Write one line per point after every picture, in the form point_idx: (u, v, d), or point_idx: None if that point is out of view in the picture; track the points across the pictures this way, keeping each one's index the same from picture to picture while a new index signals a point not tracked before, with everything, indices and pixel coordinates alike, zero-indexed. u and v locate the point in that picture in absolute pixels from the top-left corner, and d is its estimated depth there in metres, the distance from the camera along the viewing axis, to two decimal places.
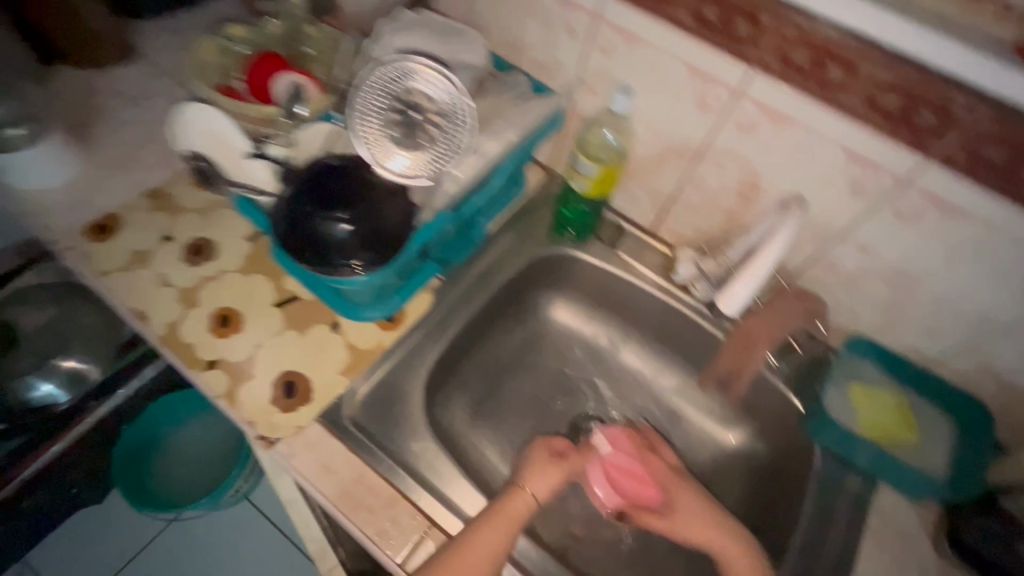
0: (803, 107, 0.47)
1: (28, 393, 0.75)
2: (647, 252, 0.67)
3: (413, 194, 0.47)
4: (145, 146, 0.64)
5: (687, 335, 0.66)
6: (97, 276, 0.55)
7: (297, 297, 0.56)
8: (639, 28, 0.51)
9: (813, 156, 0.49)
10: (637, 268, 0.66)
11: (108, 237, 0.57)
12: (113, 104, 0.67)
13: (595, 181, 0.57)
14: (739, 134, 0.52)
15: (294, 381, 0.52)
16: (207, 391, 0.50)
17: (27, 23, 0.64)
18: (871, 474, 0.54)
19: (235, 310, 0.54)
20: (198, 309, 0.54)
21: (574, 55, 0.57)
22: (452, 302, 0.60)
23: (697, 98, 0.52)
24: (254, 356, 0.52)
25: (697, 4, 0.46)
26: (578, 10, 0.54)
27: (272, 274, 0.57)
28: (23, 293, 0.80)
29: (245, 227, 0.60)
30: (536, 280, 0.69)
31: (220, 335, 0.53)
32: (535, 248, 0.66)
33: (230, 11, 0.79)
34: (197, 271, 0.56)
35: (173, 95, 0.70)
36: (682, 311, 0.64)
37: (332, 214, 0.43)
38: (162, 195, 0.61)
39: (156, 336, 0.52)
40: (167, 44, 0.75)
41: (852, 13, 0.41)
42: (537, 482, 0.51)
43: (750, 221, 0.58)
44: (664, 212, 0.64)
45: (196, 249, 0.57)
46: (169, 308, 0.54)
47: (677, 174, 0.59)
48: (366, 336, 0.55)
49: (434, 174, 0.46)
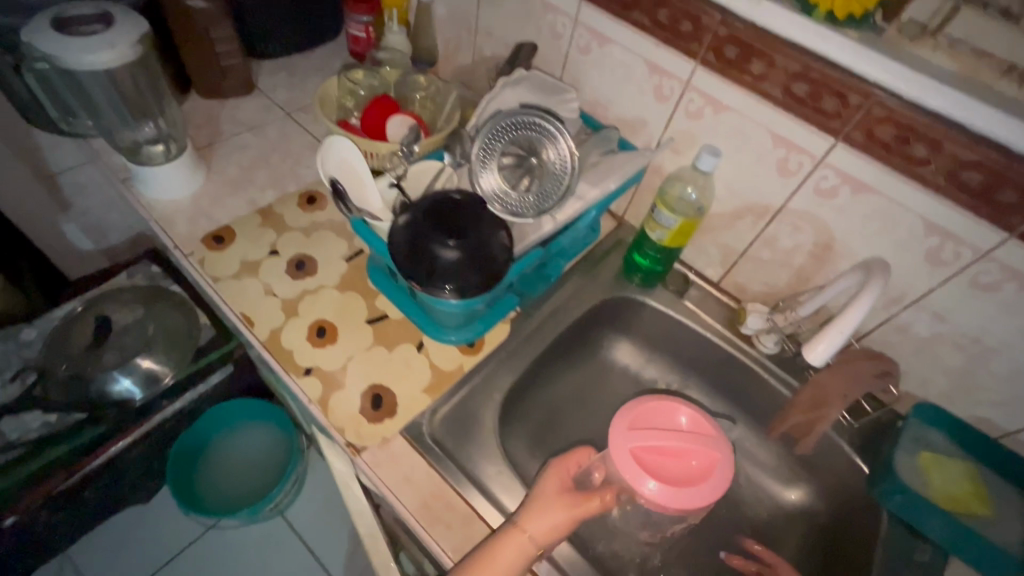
0: (884, 178, 0.50)
1: (109, 388, 0.79)
2: (712, 303, 0.70)
3: (514, 229, 0.52)
4: (259, 169, 0.71)
5: (749, 386, 0.67)
6: (211, 282, 0.60)
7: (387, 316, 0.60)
8: (728, 97, 0.56)
9: (891, 224, 0.52)
10: (702, 317, 0.69)
11: (222, 247, 0.63)
12: (234, 130, 0.75)
13: (674, 232, 0.61)
14: (817, 199, 0.55)
15: (382, 395, 0.55)
16: (302, 396, 0.54)
17: (173, 57, 0.74)
18: (943, 544, 0.53)
19: (331, 323, 0.58)
20: (298, 319, 0.58)
21: (660, 116, 0.62)
22: (527, 334, 0.63)
23: (778, 163, 0.56)
24: (346, 367, 0.56)
25: (788, 80, 0.51)
26: (669, 77, 0.59)
27: (365, 293, 0.61)
28: (119, 293, 0.88)
29: (343, 248, 0.65)
30: (602, 320, 0.72)
31: (317, 345, 0.57)
32: (605, 290, 0.69)
33: (337, 57, 0.88)
34: (299, 284, 0.61)
35: (285, 126, 0.77)
36: (747, 363, 0.66)
37: (442, 238, 0.47)
38: (272, 213, 0.67)
39: (260, 341, 0.56)
40: (281, 82, 0.83)
41: (940, 98, 0.44)
42: (537, 522, 0.46)
43: (820, 280, 0.60)
44: (732, 265, 0.67)
45: (299, 264, 0.62)
46: (273, 316, 0.58)
47: (749, 231, 0.63)
48: (448, 359, 0.58)
49: (537, 214, 0.51)
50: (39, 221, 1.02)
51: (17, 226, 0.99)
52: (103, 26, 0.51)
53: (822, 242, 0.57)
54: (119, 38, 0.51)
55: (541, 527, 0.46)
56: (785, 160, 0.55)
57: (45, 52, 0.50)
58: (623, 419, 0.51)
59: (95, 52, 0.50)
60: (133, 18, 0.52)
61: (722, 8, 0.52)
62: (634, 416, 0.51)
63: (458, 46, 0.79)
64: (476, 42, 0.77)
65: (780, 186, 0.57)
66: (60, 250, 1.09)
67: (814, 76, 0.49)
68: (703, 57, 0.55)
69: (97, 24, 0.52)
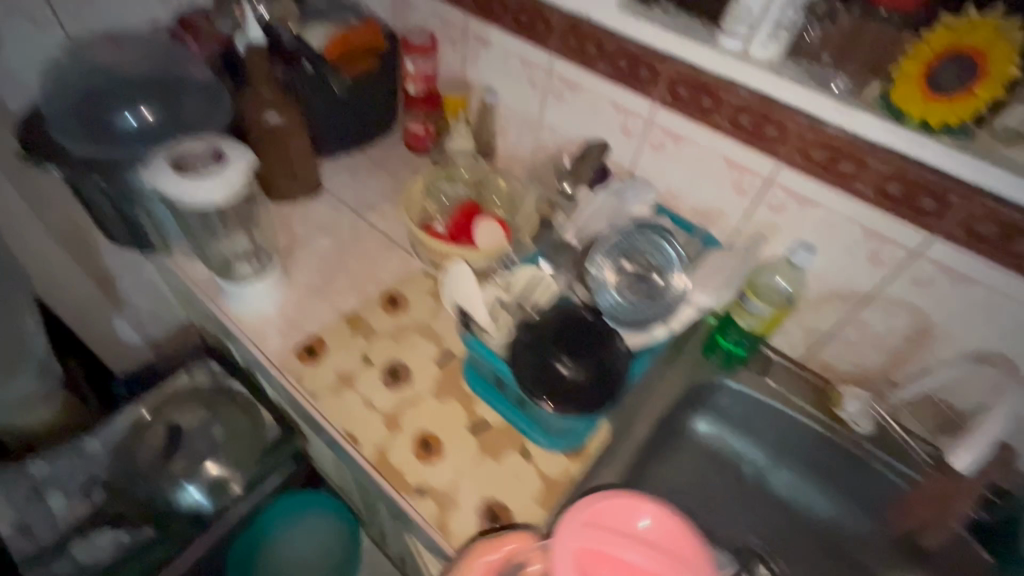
0: (987, 271, 0.51)
1: (179, 499, 0.79)
2: (799, 382, 0.69)
3: (625, 338, 0.52)
4: (338, 273, 0.72)
5: (850, 470, 0.66)
6: (310, 398, 0.60)
7: (487, 423, 0.59)
8: (813, 193, 0.57)
9: (996, 312, 0.53)
10: (792, 399, 0.68)
11: (315, 360, 0.63)
12: (308, 234, 0.77)
13: (765, 320, 0.62)
14: (913, 287, 0.56)
15: (497, 511, 0.53)
16: (418, 519, 0.53)
17: None
18: None
19: (434, 435, 0.58)
20: (402, 433, 0.58)
21: (740, 208, 0.64)
22: (625, 429, 0.63)
23: (869, 254, 0.57)
24: (458, 483, 0.55)
25: (881, 181, 0.52)
26: (751, 174, 0.61)
27: (463, 400, 0.61)
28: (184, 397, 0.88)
29: (434, 352, 0.65)
30: (690, 406, 0.70)
31: (425, 461, 0.56)
32: (690, 376, 0.69)
33: (394, 151, 0.91)
34: (397, 395, 0.61)
35: (356, 226, 0.79)
36: (846, 446, 0.65)
37: (559, 356, 0.49)
38: (358, 320, 0.67)
39: (368, 460, 0.56)
40: (345, 180, 0.86)
41: None
42: None
43: (916, 362, 0.60)
44: (817, 346, 0.67)
45: (393, 373, 0.62)
46: (376, 432, 0.58)
47: (837, 315, 0.63)
48: (556, 466, 0.57)
49: (653, 322, 0.51)
50: (93, 322, 1.02)
51: (73, 329, 1.00)
52: (218, 162, 0.53)
53: (920, 327, 0.58)
54: (235, 173, 0.53)
55: None
56: (878, 250, 0.57)
57: (168, 196, 0.52)
58: (581, 513, 0.47)
59: (216, 191, 0.52)
60: (243, 151, 0.54)
61: (808, 114, 0.54)
62: (596, 514, 0.47)
63: (518, 139, 0.82)
64: (538, 136, 0.80)
65: (872, 274, 0.58)
66: (110, 348, 1.08)
67: (908, 178, 0.51)
68: (788, 157, 0.57)
69: (211, 160, 0.54)
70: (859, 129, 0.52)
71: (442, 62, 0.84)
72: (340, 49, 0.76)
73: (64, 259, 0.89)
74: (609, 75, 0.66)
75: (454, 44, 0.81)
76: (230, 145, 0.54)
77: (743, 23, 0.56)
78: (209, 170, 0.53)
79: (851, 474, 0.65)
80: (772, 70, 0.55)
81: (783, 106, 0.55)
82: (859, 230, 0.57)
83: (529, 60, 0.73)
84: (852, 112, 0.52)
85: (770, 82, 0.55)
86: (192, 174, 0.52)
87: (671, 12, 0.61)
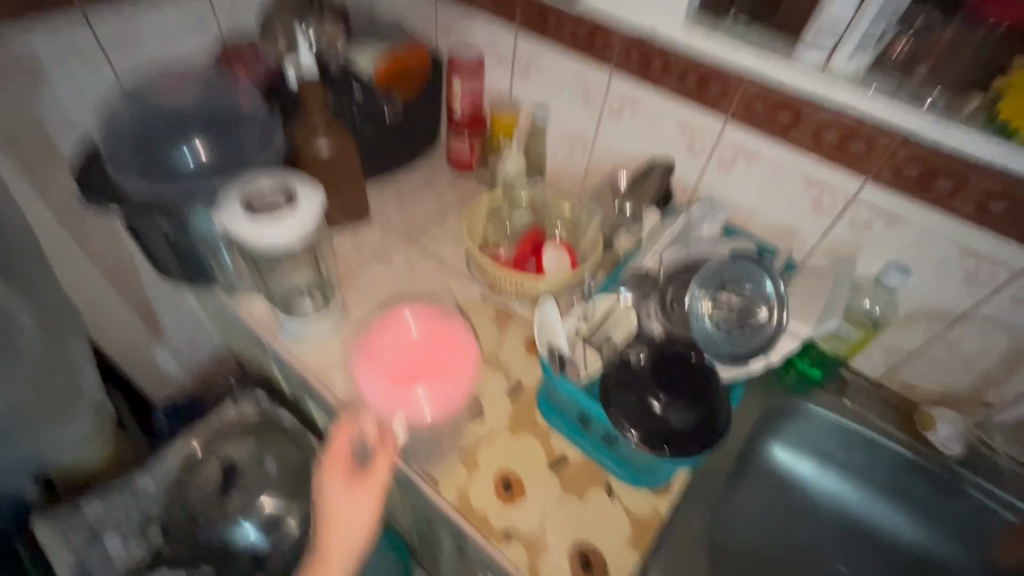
0: None
1: (234, 536, 0.76)
2: (877, 403, 0.67)
3: (721, 372, 0.50)
4: (396, 303, 0.70)
5: (938, 496, 0.63)
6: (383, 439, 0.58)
7: (567, 458, 0.58)
8: (903, 212, 0.55)
9: None
10: (873, 421, 0.66)
11: None
12: (361, 263, 0.75)
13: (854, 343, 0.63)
14: (1014, 307, 0.54)
15: (589, 555, 0.51)
16: (509, 566, 0.50)
17: None
18: None
19: (515, 474, 0.56)
20: (481, 473, 0.56)
21: (817, 227, 0.62)
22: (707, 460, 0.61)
23: (965, 273, 0.55)
24: (544, 525, 0.53)
25: (984, 199, 0.50)
26: (832, 193, 0.59)
27: (540, 435, 0.59)
28: (232, 427, 0.87)
29: (504, 384, 0.63)
30: (762, 430, 0.68)
31: (509, 502, 0.54)
32: (764, 400, 0.67)
33: (438, 171, 0.89)
34: (472, 432, 0.59)
35: (408, 252, 0.77)
36: (932, 469, 0.62)
37: (656, 390, 0.46)
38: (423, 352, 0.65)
39: (450, 503, 0.54)
40: (391, 204, 0.84)
41: None
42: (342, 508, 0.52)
43: (1013, 383, 0.58)
44: (897, 365, 0.65)
45: (465, 408, 0.61)
46: (455, 473, 0.56)
47: (923, 334, 0.61)
48: (643, 503, 0.55)
49: (750, 361, 0.49)
50: (134, 352, 1.01)
51: (114, 360, 0.98)
52: (289, 198, 0.52)
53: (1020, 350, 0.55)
54: (309, 208, 0.51)
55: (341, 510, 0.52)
56: (975, 270, 0.54)
57: (241, 238, 0.49)
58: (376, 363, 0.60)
59: (292, 228, 0.49)
60: (313, 186, 0.53)
61: (901, 131, 0.52)
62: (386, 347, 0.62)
63: (570, 157, 0.80)
64: (593, 153, 0.77)
65: (967, 294, 0.56)
66: (150, 377, 1.07)
67: (1017, 196, 0.48)
68: (877, 175, 0.55)
69: (282, 197, 0.52)
70: (961, 147, 0.50)
71: (488, 80, 0.82)
72: (391, 68, 0.75)
73: (107, 292, 0.88)
74: (676, 92, 0.64)
75: (502, 62, 0.79)
76: (299, 180, 0.52)
77: (831, 36, 0.53)
78: (282, 208, 0.51)
79: (941, 499, 0.63)
80: (861, 85, 0.53)
81: (874, 123, 0.53)
82: (955, 250, 0.54)
83: (585, 77, 0.71)
84: (952, 129, 0.50)
85: (859, 99, 0.53)
86: (266, 212, 0.50)
87: (744, 26, 0.59)
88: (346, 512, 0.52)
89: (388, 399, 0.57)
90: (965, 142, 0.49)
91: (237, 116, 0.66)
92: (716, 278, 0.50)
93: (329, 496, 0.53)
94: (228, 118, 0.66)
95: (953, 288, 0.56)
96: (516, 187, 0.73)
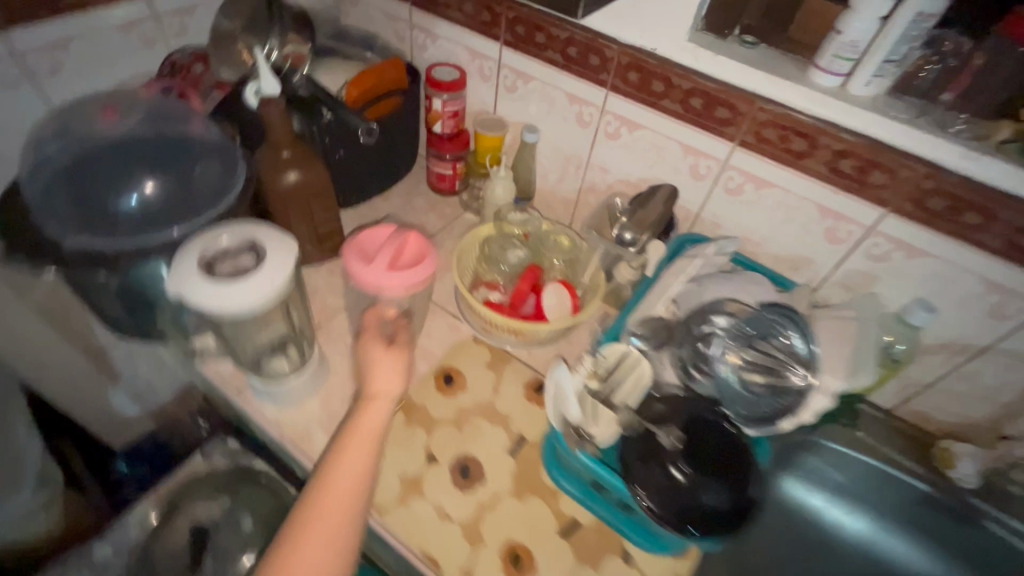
0: None
1: None
2: (891, 433, 0.64)
3: None
4: None
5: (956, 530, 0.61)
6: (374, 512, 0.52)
7: (579, 522, 0.53)
8: (925, 244, 0.52)
9: None
10: (887, 453, 0.63)
11: None
12: (338, 303, 0.68)
13: None
14: None
15: None
16: None
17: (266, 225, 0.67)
18: None
19: (524, 546, 0.51)
20: (486, 547, 0.51)
21: (831, 256, 0.58)
22: None
23: (988, 308, 0.52)
24: None
25: (1013, 234, 0.47)
26: (848, 223, 0.55)
27: (547, 496, 0.54)
28: (198, 483, 0.79)
29: (504, 438, 0.58)
30: (774, 466, 0.65)
31: None
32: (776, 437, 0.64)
33: (418, 193, 0.82)
34: (473, 498, 0.53)
35: None
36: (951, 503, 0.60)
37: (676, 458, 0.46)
38: (413, 406, 0.59)
39: None
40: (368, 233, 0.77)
41: None
42: (380, 377, 0.51)
43: None
44: (911, 396, 0.62)
45: (464, 470, 0.55)
46: (458, 548, 0.50)
47: (941, 366, 0.58)
48: (664, 570, 0.51)
49: (778, 419, 0.47)
50: (87, 399, 0.92)
51: (64, 410, 0.89)
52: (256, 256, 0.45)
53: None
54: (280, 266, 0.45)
55: (383, 384, 0.50)
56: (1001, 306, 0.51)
57: (201, 311, 0.42)
58: (354, 262, 0.53)
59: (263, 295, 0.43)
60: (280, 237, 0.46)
61: (926, 161, 0.48)
62: (358, 241, 0.56)
63: (561, 178, 0.74)
64: (586, 175, 0.72)
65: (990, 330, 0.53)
66: (108, 424, 0.98)
67: None
68: (897, 206, 0.51)
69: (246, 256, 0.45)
70: (989, 179, 0.46)
71: (470, 96, 0.76)
72: (364, 85, 0.66)
73: (49, 340, 0.79)
74: (678, 114, 0.59)
75: (485, 78, 0.72)
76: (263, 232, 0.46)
77: (847, 58, 0.49)
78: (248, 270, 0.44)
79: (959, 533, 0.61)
80: (880, 111, 0.49)
81: (894, 152, 0.49)
82: (979, 284, 0.51)
83: (577, 96, 0.65)
84: (980, 160, 0.46)
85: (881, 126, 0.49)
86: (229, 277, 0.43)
87: (751, 44, 0.54)
88: (383, 373, 0.51)
89: (392, 281, 0.52)
90: (994, 174, 0.46)
91: (194, 152, 0.58)
92: (740, 331, 0.50)
93: (367, 363, 0.52)
94: (182, 154, 0.58)
95: (977, 320, 0.53)
96: (508, 212, 0.66)
